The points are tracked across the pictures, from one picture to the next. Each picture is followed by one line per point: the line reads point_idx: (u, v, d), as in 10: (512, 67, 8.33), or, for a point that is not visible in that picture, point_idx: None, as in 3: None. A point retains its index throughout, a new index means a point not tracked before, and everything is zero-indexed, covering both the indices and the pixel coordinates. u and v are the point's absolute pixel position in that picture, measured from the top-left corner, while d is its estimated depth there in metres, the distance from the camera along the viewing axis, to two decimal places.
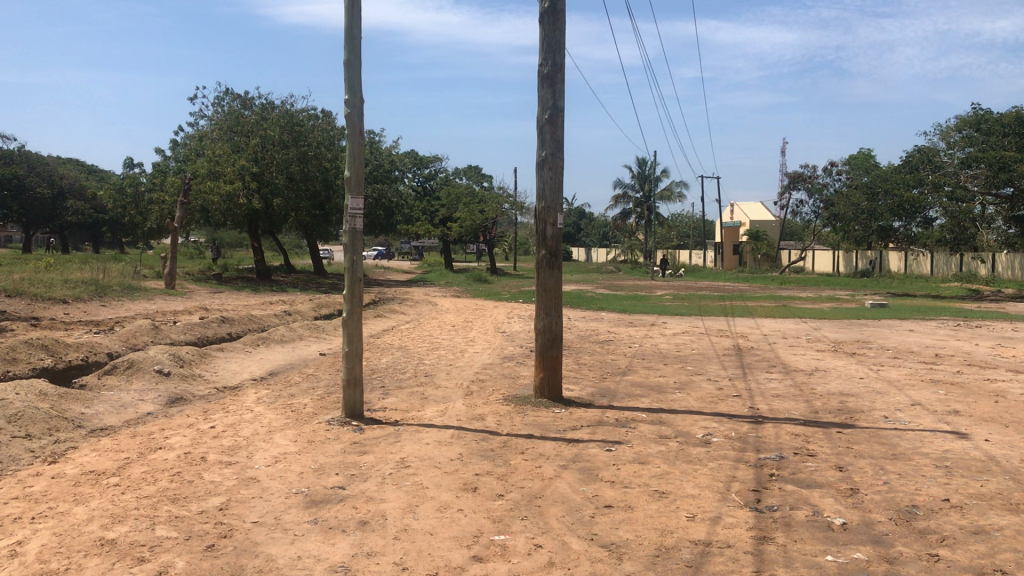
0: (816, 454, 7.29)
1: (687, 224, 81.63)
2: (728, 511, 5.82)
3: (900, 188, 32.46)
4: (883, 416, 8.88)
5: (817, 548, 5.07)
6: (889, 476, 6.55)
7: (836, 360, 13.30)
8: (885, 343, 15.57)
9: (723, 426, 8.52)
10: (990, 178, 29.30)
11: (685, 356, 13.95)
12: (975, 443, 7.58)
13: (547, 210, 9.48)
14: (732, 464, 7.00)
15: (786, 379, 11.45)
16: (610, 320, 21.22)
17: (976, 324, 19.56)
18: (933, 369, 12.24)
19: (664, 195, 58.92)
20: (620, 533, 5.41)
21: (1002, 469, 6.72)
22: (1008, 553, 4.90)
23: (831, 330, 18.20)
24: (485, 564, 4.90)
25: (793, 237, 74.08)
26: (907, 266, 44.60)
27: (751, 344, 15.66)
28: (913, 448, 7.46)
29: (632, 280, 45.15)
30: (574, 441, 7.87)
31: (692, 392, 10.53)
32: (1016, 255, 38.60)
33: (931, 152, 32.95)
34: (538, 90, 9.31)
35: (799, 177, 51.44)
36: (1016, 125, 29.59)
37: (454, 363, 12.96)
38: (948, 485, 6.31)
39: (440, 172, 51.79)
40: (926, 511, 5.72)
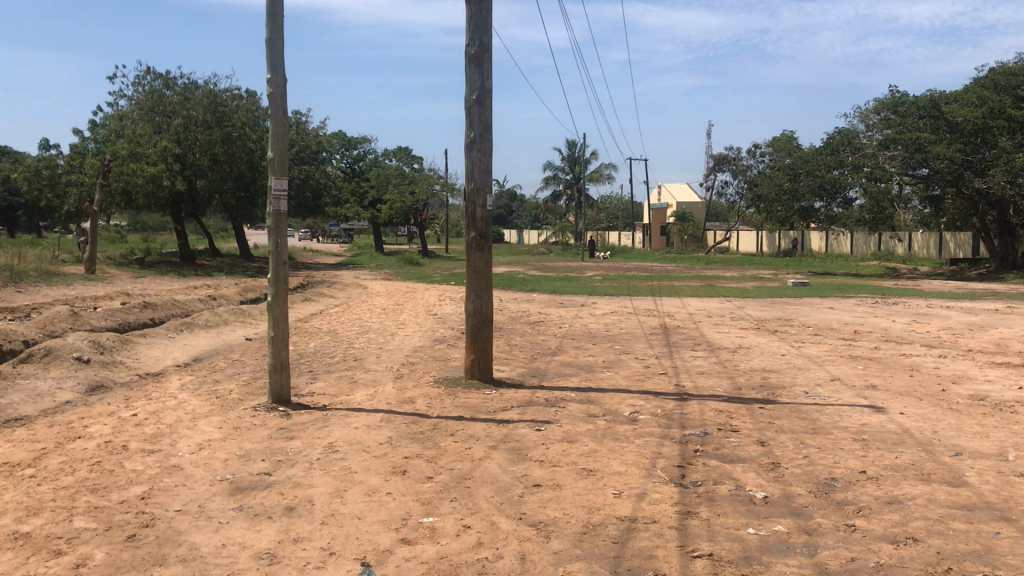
0: (739, 430, 7.44)
1: (617, 207, 82.22)
2: (654, 486, 5.91)
3: (821, 169, 33.23)
4: (803, 392, 9.12)
5: (739, 521, 5.20)
6: (809, 450, 6.73)
7: (759, 338, 13.60)
8: (806, 321, 15.98)
9: (650, 403, 8.66)
10: (907, 158, 30.19)
11: (614, 335, 14.12)
12: (890, 417, 7.83)
13: (476, 191, 9.45)
14: (659, 441, 7.12)
15: (711, 356, 11.66)
16: (539, 301, 21.31)
17: (892, 301, 20.17)
18: (852, 344, 12.59)
19: (593, 176, 59.23)
20: (548, 512, 5.45)
21: (915, 441, 6.96)
22: (919, 522, 5.08)
23: (755, 308, 18.64)
24: (413, 547, 4.90)
25: (718, 218, 75.35)
26: (827, 245, 45.80)
27: (678, 322, 15.96)
28: (832, 422, 7.67)
29: (563, 262, 45.32)
30: (503, 422, 7.89)
31: (621, 371, 10.68)
32: (930, 235, 39.97)
33: (850, 134, 33.57)
34: (466, 70, 9.26)
35: (724, 159, 52.22)
36: (931, 109, 30.60)
37: (384, 345, 12.91)
38: (865, 457, 6.52)
39: (368, 153, 51.18)
40: (844, 483, 5.89)
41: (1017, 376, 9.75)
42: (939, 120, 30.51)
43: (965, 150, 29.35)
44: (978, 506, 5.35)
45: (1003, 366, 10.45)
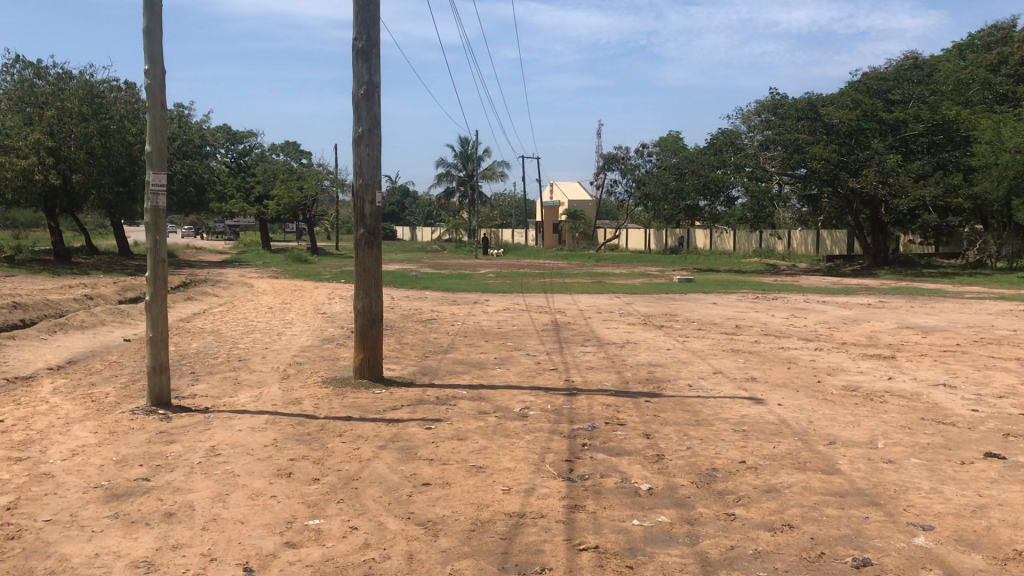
0: (626, 423, 7.58)
1: (509, 204, 82.68)
2: (542, 481, 5.96)
3: (705, 168, 34.09)
4: (687, 385, 9.36)
5: (624, 513, 5.28)
6: (692, 442, 6.90)
7: (646, 333, 13.88)
8: (691, 316, 16.39)
9: (540, 399, 8.72)
10: (787, 158, 31.33)
11: (505, 332, 14.18)
12: (769, 408, 8.10)
13: (365, 187, 9.33)
14: (548, 436, 7.17)
15: (600, 352, 11.84)
16: (431, 298, 21.23)
17: (772, 296, 20.92)
18: (734, 338, 12.98)
19: (485, 174, 59.35)
20: (437, 510, 5.42)
21: (792, 431, 7.22)
22: (795, 509, 5.27)
23: (642, 304, 19.02)
24: (298, 550, 4.80)
25: (608, 216, 76.61)
26: (712, 243, 47.14)
27: (568, 319, 16.14)
28: (714, 414, 7.89)
29: (455, 259, 45.26)
30: (393, 421, 7.81)
31: (512, 367, 10.73)
32: (807, 232, 41.64)
33: (733, 135, 34.56)
34: (353, 64, 9.13)
35: (613, 158, 53.11)
36: (809, 111, 31.90)
37: (270, 345, 12.62)
38: (745, 447, 6.72)
39: (255, 148, 49.98)
40: (725, 473, 6.06)
41: (887, 367, 10.24)
42: (816, 123, 31.84)
43: (840, 151, 30.66)
44: (849, 491, 5.59)
45: (874, 358, 10.96)
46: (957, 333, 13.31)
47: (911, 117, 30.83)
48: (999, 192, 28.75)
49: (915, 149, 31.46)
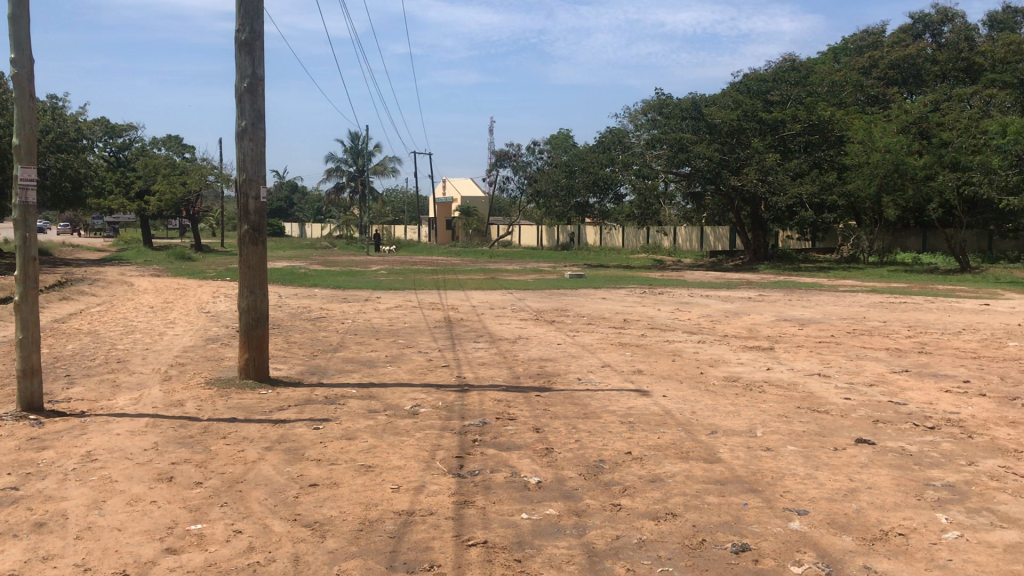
0: (516, 418, 7.63)
1: (401, 201, 82.14)
2: (432, 478, 5.94)
3: (594, 165, 34.28)
4: (576, 378, 9.51)
5: (513, 507, 5.32)
6: (580, 434, 7.01)
7: (538, 328, 14.02)
8: (581, 311, 16.63)
9: (430, 396, 8.69)
10: (671, 157, 32.02)
11: (397, 330, 14.08)
12: (654, 399, 8.29)
13: (248, 182, 9.11)
14: (438, 433, 7.16)
15: (491, 348, 11.89)
16: (320, 296, 20.90)
17: (659, 291, 21.40)
18: (622, 332, 13.23)
19: (376, 169, 58.79)
20: (324, 511, 5.35)
21: (677, 421, 7.41)
22: (678, 497, 5.42)
23: (534, 300, 19.19)
24: (179, 556, 4.66)
25: (501, 213, 76.91)
26: (602, 239, 47.90)
27: (461, 315, 16.16)
28: (602, 407, 8.03)
29: (346, 256, 44.62)
30: (280, 421, 7.66)
31: (403, 365, 10.67)
32: (693, 229, 42.81)
33: (621, 133, 35.10)
34: (236, 57, 8.90)
35: (505, 155, 53.36)
36: (692, 112, 32.70)
37: (151, 346, 12.20)
38: (631, 438, 6.86)
39: (135, 142, 48.16)
40: (612, 464, 6.18)
41: (766, 358, 10.62)
42: (699, 122, 32.62)
43: (721, 150, 31.62)
44: (730, 479, 5.77)
45: (754, 349, 11.35)
46: (832, 325, 13.92)
47: (789, 118, 32.08)
48: (871, 189, 30.07)
49: (793, 149, 32.76)
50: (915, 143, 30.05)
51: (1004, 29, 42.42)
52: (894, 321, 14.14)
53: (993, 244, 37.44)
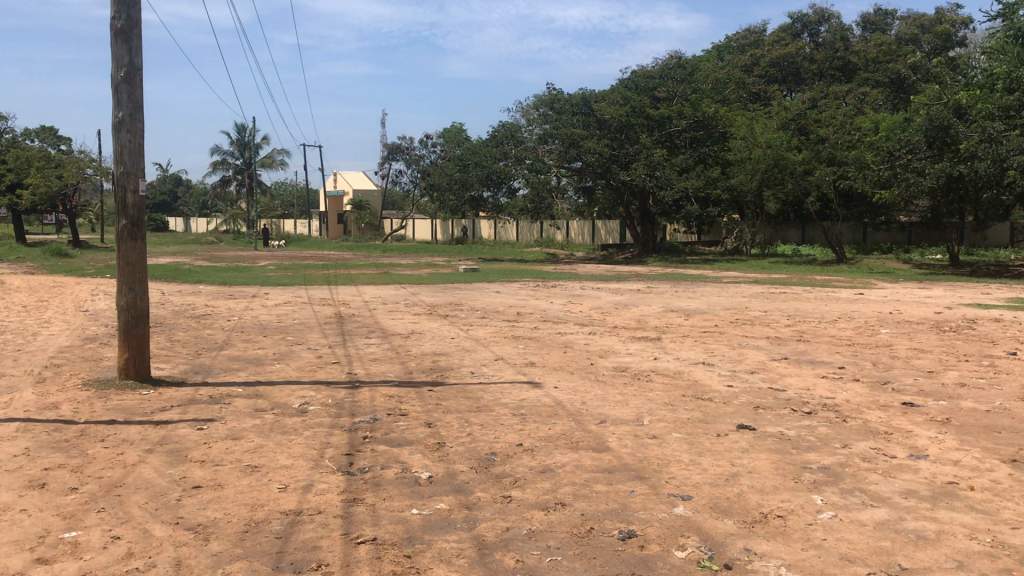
0: (408, 413, 7.59)
1: (292, 194, 80.59)
2: (320, 477, 5.85)
3: (488, 160, 34.28)
4: (469, 372, 9.51)
5: (403, 503, 5.28)
6: (471, 428, 7.02)
7: (430, 322, 13.96)
8: (475, 305, 16.65)
9: (320, 393, 8.55)
10: (563, 152, 32.34)
11: (286, 326, 13.80)
12: (546, 391, 8.37)
13: (126, 175, 8.76)
14: (327, 431, 7.05)
15: (383, 343, 11.78)
16: (207, 293, 20.29)
17: (552, 284, 21.59)
18: (515, 325, 13.29)
19: (265, 163, 57.48)
20: (208, 514, 5.20)
21: (567, 412, 7.50)
22: (568, 487, 5.48)
23: (427, 294, 19.11)
24: (51, 566, 4.45)
25: (394, 207, 76.31)
26: (496, 233, 48.08)
27: (352, 310, 15.95)
28: (494, 399, 8.05)
29: (234, 251, 43.45)
30: (162, 423, 7.41)
31: (292, 362, 10.47)
32: (585, 223, 43.50)
33: (513, 128, 35.17)
34: (111, 45, 8.55)
35: (397, 148, 52.95)
36: (583, 107, 33.02)
37: (23, 347, 11.61)
38: (522, 430, 6.90)
39: (6, 132, 45.72)
40: (503, 456, 6.20)
41: (654, 349, 10.85)
42: (590, 118, 32.99)
43: (611, 145, 32.19)
44: (617, 467, 5.88)
45: (642, 340, 11.57)
46: (717, 315, 14.32)
47: (675, 114, 32.93)
48: (753, 183, 31.21)
49: (680, 144, 33.63)
50: (794, 139, 31.12)
51: (875, 30, 44.45)
52: (776, 311, 14.65)
53: (867, 235, 39.15)
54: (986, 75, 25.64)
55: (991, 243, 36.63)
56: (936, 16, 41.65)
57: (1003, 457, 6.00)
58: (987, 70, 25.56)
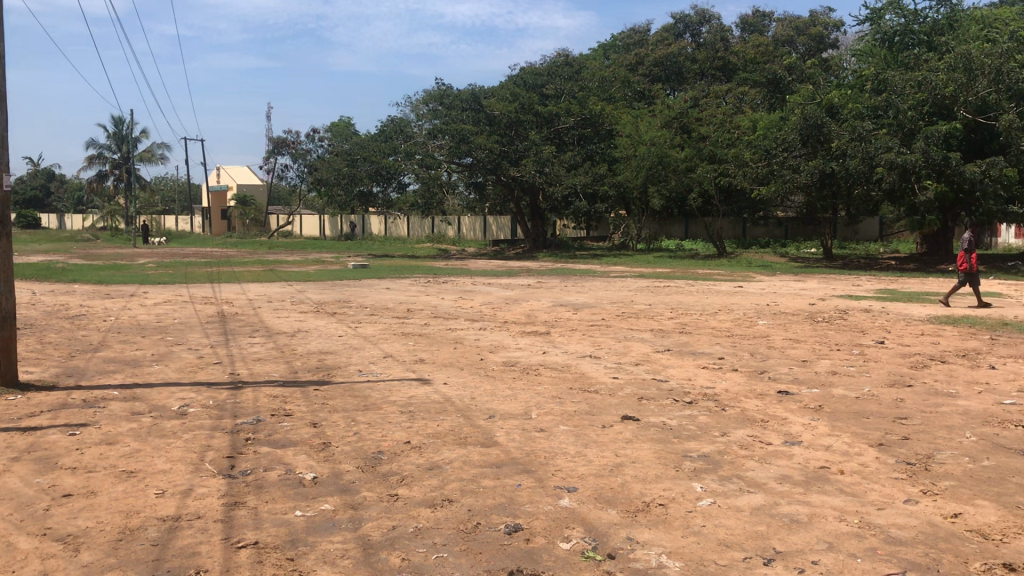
0: (293, 413, 7.44)
1: (173, 190, 77.97)
2: (200, 481, 5.68)
3: (376, 155, 33.29)
4: (356, 370, 9.40)
5: (286, 505, 5.18)
6: (358, 427, 6.92)
7: (317, 320, 13.72)
8: (363, 302, 16.46)
9: (201, 395, 8.30)
10: (453, 148, 32.08)
11: (166, 326, 13.34)
12: (435, 388, 8.33)
13: None
14: (208, 434, 6.84)
15: (268, 342, 11.52)
16: (81, 292, 19.42)
17: (442, 280, 21.53)
18: (403, 322, 13.19)
19: (144, 156, 55.41)
20: (79, 523, 4.98)
21: (455, 408, 7.49)
22: (454, 483, 5.47)
23: (315, 291, 18.77)
24: None
25: (281, 202, 74.72)
26: (386, 228, 47.64)
27: (236, 309, 15.54)
28: (382, 397, 7.98)
29: (112, 249, 41.69)
30: (30, 429, 7.06)
31: (171, 363, 10.12)
32: (476, 219, 43.58)
33: (402, 123, 34.70)
34: None
35: (283, 143, 51.84)
36: (472, 103, 32.68)
37: None
38: (410, 427, 6.86)
39: None
40: (390, 455, 6.14)
41: (542, 343, 10.94)
42: (480, 113, 32.82)
43: (501, 141, 32.34)
44: (504, 462, 5.91)
45: (531, 334, 11.65)
46: (604, 309, 14.54)
47: (563, 112, 33.50)
48: (638, 180, 31.80)
49: (567, 141, 34.10)
50: (677, 137, 31.90)
51: (753, 31, 45.96)
52: (660, 304, 14.96)
53: (746, 230, 40.54)
54: (856, 76, 26.74)
55: (861, 237, 38.56)
56: (809, 19, 43.38)
57: (870, 441, 6.30)
58: (856, 71, 26.73)
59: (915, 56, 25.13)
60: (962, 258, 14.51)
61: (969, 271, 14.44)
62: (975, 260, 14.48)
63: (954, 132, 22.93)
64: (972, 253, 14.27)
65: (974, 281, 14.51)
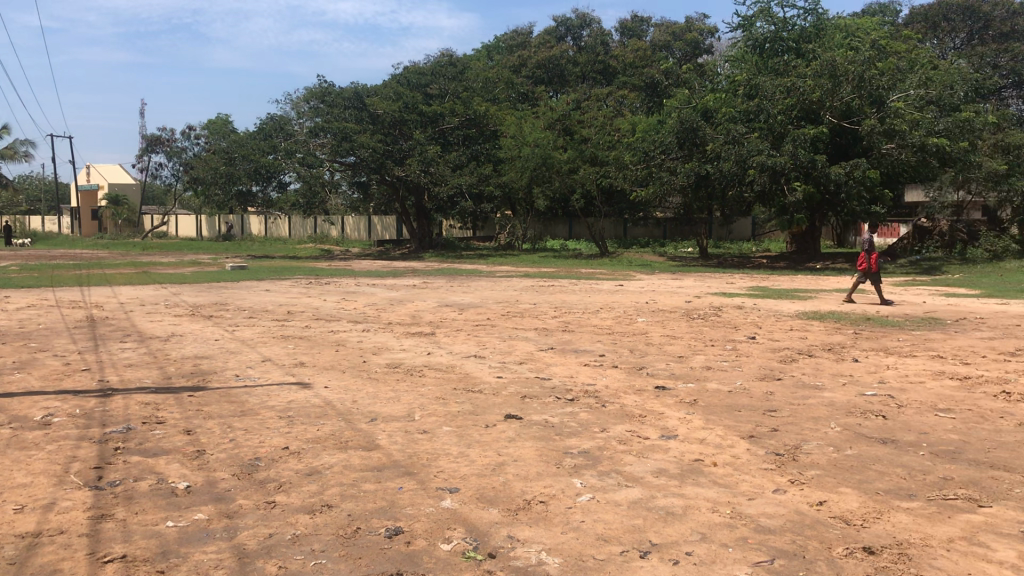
0: (165, 421, 7.18)
1: (37, 189, 74.21)
2: (64, 494, 5.41)
3: (255, 153, 32.16)
4: (234, 374, 9.14)
5: (158, 516, 4.99)
6: (235, 433, 6.74)
7: (194, 324, 13.29)
8: (241, 304, 16.03)
9: (67, 404, 7.92)
10: (335, 147, 31.61)
11: (28, 333, 12.66)
12: (316, 391, 8.19)
13: None
14: (73, 444, 6.53)
15: (140, 347, 11.09)
16: None
17: (325, 281, 21.20)
18: (284, 325, 12.92)
19: (6, 154, 52.53)
20: None
21: (337, 412, 7.38)
22: (335, 488, 5.39)
23: (190, 294, 18.18)
24: None
25: (155, 201, 72.06)
26: (266, 229, 46.60)
27: (106, 313, 14.90)
28: (260, 403, 7.78)
29: None
30: None
31: (34, 371, 9.62)
32: (360, 219, 43.16)
33: (282, 121, 33.93)
34: None
35: (157, 140, 50.02)
36: (355, 101, 32.37)
37: None
38: (289, 433, 6.72)
39: None
40: (267, 461, 6.01)
41: (426, 344, 10.90)
42: (362, 112, 32.45)
43: (384, 140, 32.07)
44: (386, 465, 5.85)
45: (415, 335, 11.60)
46: (488, 308, 14.61)
47: (447, 112, 33.50)
48: (523, 180, 32.08)
49: (452, 141, 34.18)
50: (560, 138, 32.28)
51: (632, 36, 46.93)
52: (544, 303, 15.11)
53: (627, 230, 41.37)
54: (729, 81, 27.62)
55: (735, 236, 39.96)
56: (685, 25, 44.53)
57: (741, 433, 6.52)
58: (730, 76, 27.64)
59: (784, 62, 26.12)
60: (863, 257, 15.21)
61: (870, 269, 15.12)
62: (875, 258, 15.18)
63: (820, 137, 23.98)
64: (873, 252, 14.97)
65: (874, 279, 15.19)
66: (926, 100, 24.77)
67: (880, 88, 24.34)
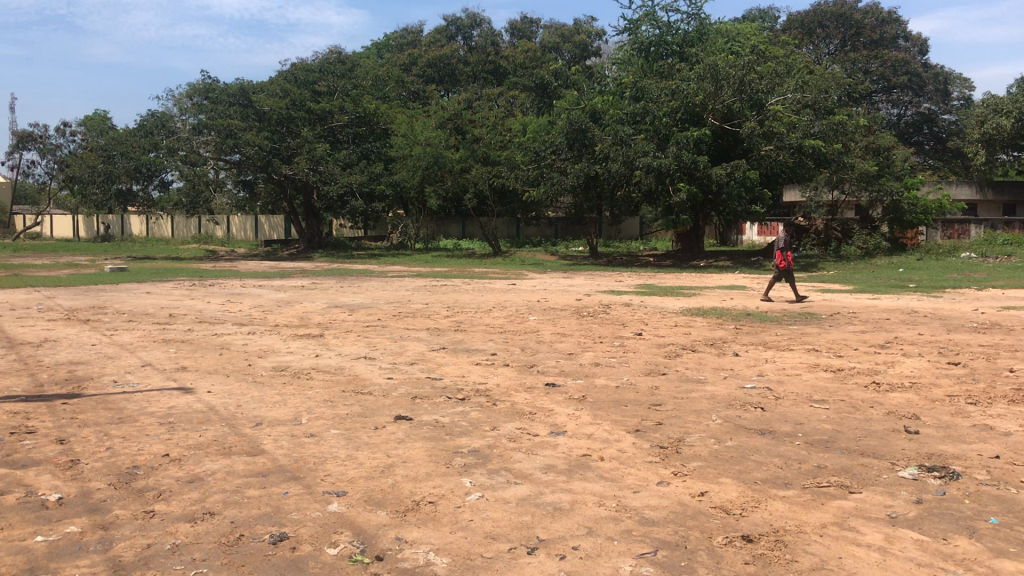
0: (36, 431, 6.85)
1: None
2: None
3: (134, 150, 30.93)
4: (111, 381, 8.80)
5: (26, 531, 4.76)
6: (111, 441, 6.49)
7: (69, 328, 12.73)
8: (121, 307, 15.44)
9: None
10: (220, 144, 30.76)
11: None
12: (198, 396, 7.96)
13: None
14: None
15: (10, 353, 10.54)
16: None
17: (210, 283, 20.62)
18: (166, 328, 12.50)
19: None
20: None
21: (220, 417, 7.19)
22: (217, 495, 5.24)
23: (66, 298, 17.40)
24: None
25: (26, 200, 68.62)
26: (148, 229, 45.06)
27: None
28: (139, 409, 7.51)
29: None
30: None
31: None
32: (247, 218, 42.17)
33: (164, 117, 32.76)
34: None
35: (29, 137, 47.68)
36: (240, 97, 31.57)
37: None
38: (169, 440, 6.51)
39: None
40: (146, 469, 5.80)
41: (315, 345, 10.73)
42: (248, 109, 31.68)
43: (271, 138, 31.39)
44: (271, 470, 5.73)
45: (304, 337, 11.40)
46: (379, 309, 14.47)
47: (336, 109, 33.07)
48: (414, 180, 31.93)
49: (342, 139, 33.88)
50: (451, 138, 32.29)
51: (522, 36, 47.26)
52: (436, 303, 15.07)
53: (519, 229, 41.62)
54: (616, 83, 28.13)
55: (624, 236, 40.73)
56: (573, 27, 45.08)
57: (627, 428, 6.65)
58: (617, 78, 28.15)
59: (669, 65, 26.76)
60: (779, 256, 15.54)
61: (785, 267, 15.47)
62: (791, 257, 15.53)
63: (703, 138, 24.66)
64: (789, 250, 15.29)
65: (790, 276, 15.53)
66: (802, 104, 25.78)
67: (758, 92, 25.20)
